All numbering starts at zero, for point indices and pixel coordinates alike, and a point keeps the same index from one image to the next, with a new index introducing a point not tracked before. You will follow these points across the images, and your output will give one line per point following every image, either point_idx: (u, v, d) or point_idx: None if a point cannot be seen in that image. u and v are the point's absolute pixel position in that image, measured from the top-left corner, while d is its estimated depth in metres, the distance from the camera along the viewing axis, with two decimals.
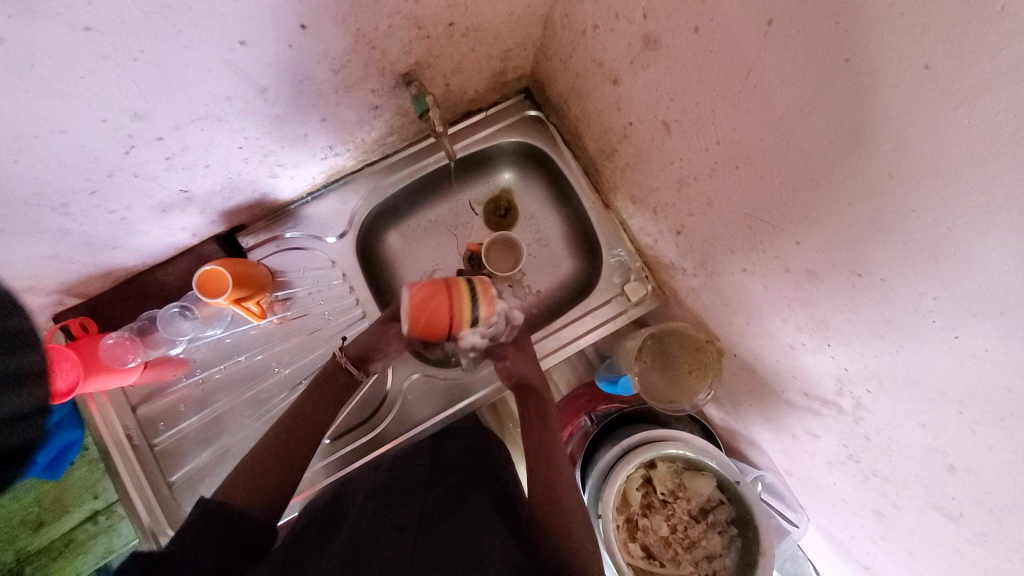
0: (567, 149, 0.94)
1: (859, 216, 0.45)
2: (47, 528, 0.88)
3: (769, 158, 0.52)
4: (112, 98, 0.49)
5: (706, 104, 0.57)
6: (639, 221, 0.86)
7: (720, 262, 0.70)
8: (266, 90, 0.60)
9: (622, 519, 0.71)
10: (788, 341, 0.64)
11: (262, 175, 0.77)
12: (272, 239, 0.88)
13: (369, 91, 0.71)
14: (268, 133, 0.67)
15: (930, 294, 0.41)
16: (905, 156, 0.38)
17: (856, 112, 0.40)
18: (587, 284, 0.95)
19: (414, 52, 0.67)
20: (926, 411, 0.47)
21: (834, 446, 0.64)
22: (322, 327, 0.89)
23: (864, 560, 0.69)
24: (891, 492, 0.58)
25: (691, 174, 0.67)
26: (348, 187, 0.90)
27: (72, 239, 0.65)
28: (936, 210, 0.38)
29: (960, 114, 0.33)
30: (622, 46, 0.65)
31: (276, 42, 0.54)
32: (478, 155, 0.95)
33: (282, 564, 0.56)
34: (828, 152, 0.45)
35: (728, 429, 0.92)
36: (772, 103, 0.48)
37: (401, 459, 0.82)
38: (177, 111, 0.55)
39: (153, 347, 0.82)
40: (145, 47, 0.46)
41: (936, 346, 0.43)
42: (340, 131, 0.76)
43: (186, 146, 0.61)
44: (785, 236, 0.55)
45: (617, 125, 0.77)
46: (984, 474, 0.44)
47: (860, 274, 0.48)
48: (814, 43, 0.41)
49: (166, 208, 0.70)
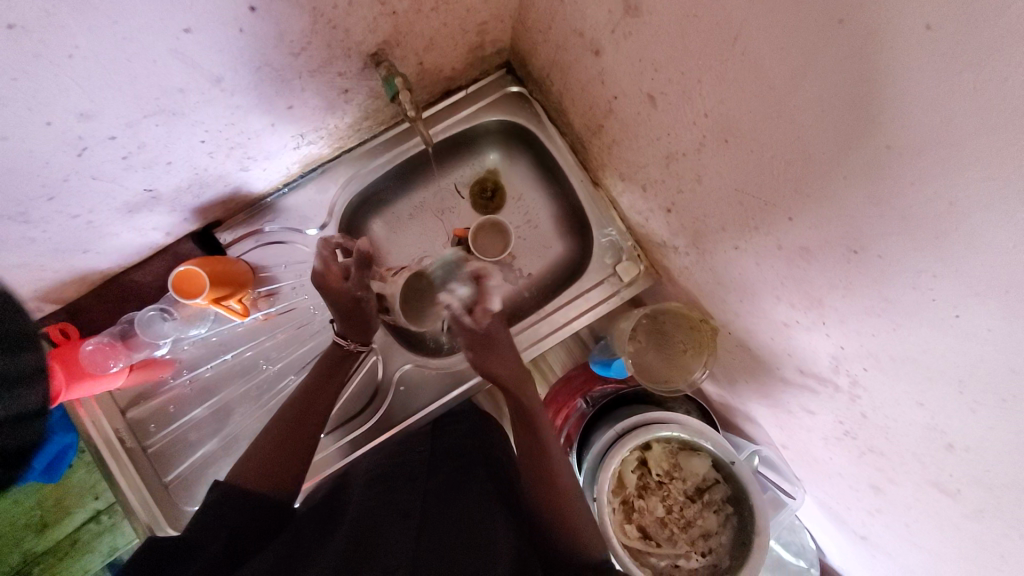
0: (552, 124, 0.90)
1: (855, 191, 0.42)
2: (52, 530, 0.89)
3: (759, 133, 0.49)
4: (52, 99, 0.46)
5: (692, 75, 0.53)
6: (629, 200, 0.83)
7: (712, 240, 0.68)
8: (222, 79, 0.56)
9: (617, 501, 0.70)
10: (783, 319, 0.62)
11: (232, 169, 0.74)
12: (251, 234, 0.85)
13: (336, 74, 0.67)
14: (232, 124, 0.64)
15: (929, 272, 0.39)
16: (904, 126, 0.35)
17: (854, 79, 0.37)
18: (578, 265, 0.92)
19: (380, 30, 0.63)
20: (923, 389, 0.46)
21: (830, 422, 0.62)
22: (311, 321, 0.88)
23: (861, 530, 0.68)
24: (887, 466, 0.56)
25: (680, 149, 0.63)
26: (326, 175, 0.87)
27: (38, 247, 0.63)
28: (937, 184, 0.35)
29: (964, 79, 0.30)
30: (602, 14, 0.61)
31: (224, 27, 0.50)
32: (460, 136, 0.91)
33: (284, 552, 0.56)
34: (821, 124, 0.42)
35: (724, 405, 0.91)
36: (763, 73, 0.44)
37: (399, 444, 0.81)
38: (126, 107, 0.52)
39: (137, 350, 0.80)
40: (79, 43, 0.43)
41: (936, 325, 0.41)
42: (311, 117, 0.73)
43: (143, 143, 0.58)
44: (778, 212, 0.53)
45: (602, 99, 0.73)
46: (984, 452, 0.42)
47: (856, 252, 0.45)
48: (807, 4, 0.37)
49: (133, 208, 0.68)
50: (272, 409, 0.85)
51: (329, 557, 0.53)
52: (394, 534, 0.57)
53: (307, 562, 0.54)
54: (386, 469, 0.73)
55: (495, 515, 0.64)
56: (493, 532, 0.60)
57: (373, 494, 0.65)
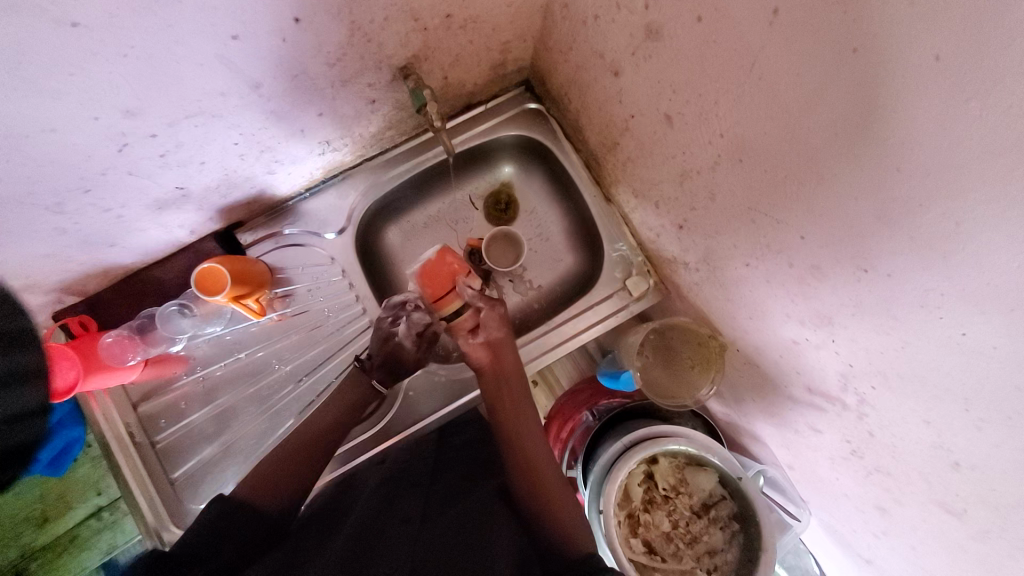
0: (567, 141, 0.93)
1: (866, 211, 0.43)
2: (52, 525, 0.90)
3: (774, 152, 0.51)
4: (101, 97, 0.49)
5: (709, 96, 0.56)
6: (641, 216, 0.85)
7: (723, 257, 0.70)
8: (260, 85, 0.59)
9: (622, 514, 0.70)
10: (791, 336, 0.63)
11: (258, 172, 0.76)
12: (271, 236, 0.87)
13: (366, 85, 0.70)
14: (263, 128, 0.67)
15: (937, 290, 0.40)
16: (912, 150, 0.37)
17: (865, 104, 0.39)
18: (589, 278, 0.94)
19: (411, 45, 0.66)
20: (931, 407, 0.46)
21: (836, 442, 0.63)
22: (323, 324, 0.89)
23: (866, 555, 0.68)
24: (894, 487, 0.56)
25: (693, 167, 0.66)
26: (346, 182, 0.90)
27: (68, 238, 0.65)
28: (945, 204, 0.36)
29: (971, 106, 0.32)
30: (623, 36, 0.64)
31: (268, 35, 0.53)
32: (478, 149, 0.94)
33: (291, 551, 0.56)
34: (833, 145, 0.44)
35: (730, 424, 0.92)
36: (777, 95, 0.47)
37: (406, 450, 0.81)
38: (169, 107, 0.55)
39: (153, 345, 0.81)
40: (135, 43, 0.45)
41: (943, 343, 0.42)
42: (337, 126, 0.76)
43: (180, 142, 0.61)
44: (789, 230, 0.54)
45: (619, 118, 0.76)
46: (989, 471, 0.43)
47: (866, 269, 0.46)
48: (821, 34, 0.40)
49: (163, 205, 0.70)
50: (280, 410, 0.86)
51: (337, 554, 0.54)
52: (402, 538, 0.57)
53: (314, 561, 0.54)
54: (394, 474, 0.73)
55: (502, 523, 0.64)
56: (500, 537, 0.60)
57: (379, 499, 0.65)
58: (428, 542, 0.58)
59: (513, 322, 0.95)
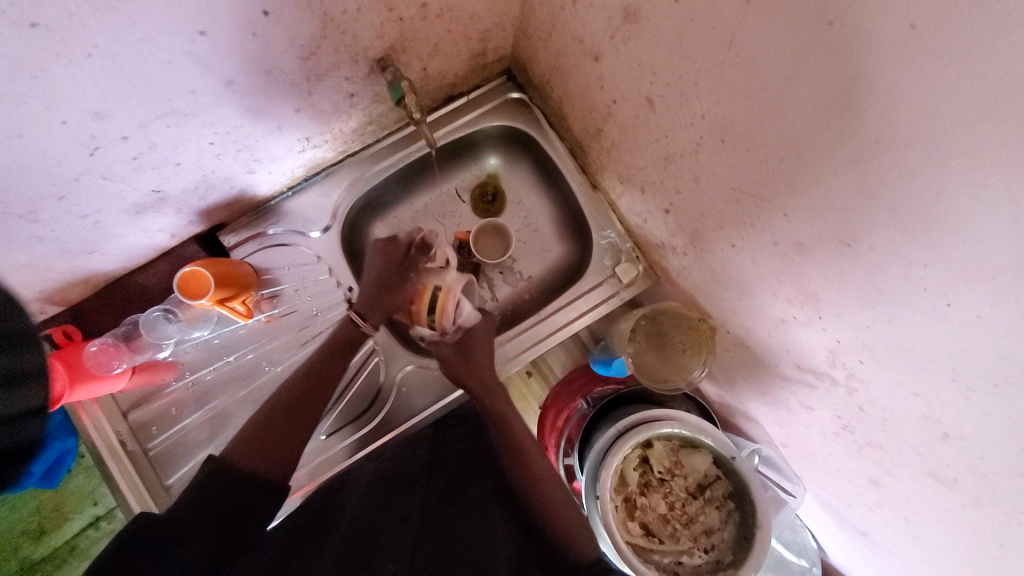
0: (551, 129, 0.92)
1: (848, 185, 0.44)
2: (49, 537, 0.89)
3: (755, 131, 0.51)
4: (68, 99, 0.47)
5: (689, 77, 0.55)
6: (627, 202, 0.85)
7: (710, 239, 0.70)
8: (233, 82, 0.58)
9: (620, 498, 0.71)
10: (780, 315, 0.63)
11: (238, 171, 0.75)
12: (255, 237, 0.86)
13: (344, 79, 0.69)
14: (240, 127, 0.65)
15: (920, 262, 0.40)
16: (891, 122, 0.37)
17: (842, 78, 0.39)
18: (578, 267, 0.94)
19: (387, 36, 0.65)
20: (918, 379, 0.47)
21: (828, 418, 0.63)
22: (313, 324, 0.88)
23: (861, 527, 0.69)
24: (886, 460, 0.57)
25: (677, 150, 0.65)
26: (330, 179, 0.88)
27: (45, 246, 0.64)
28: (925, 175, 0.36)
29: (947, 75, 0.32)
30: (601, 20, 0.63)
31: (238, 29, 0.52)
32: (462, 141, 0.93)
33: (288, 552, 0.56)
34: (813, 122, 0.44)
35: (724, 406, 0.92)
36: (757, 74, 0.47)
37: (401, 447, 0.81)
38: (140, 108, 0.53)
39: (140, 352, 0.80)
40: (99, 42, 0.44)
41: (928, 314, 0.42)
42: (316, 121, 0.74)
43: (154, 144, 0.59)
44: (774, 210, 0.54)
45: (601, 103, 0.75)
46: (977, 439, 0.43)
47: (850, 244, 0.47)
48: (797, 9, 0.39)
49: (141, 209, 0.68)
50: None
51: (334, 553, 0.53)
52: (399, 536, 0.57)
53: (312, 560, 0.54)
54: (389, 473, 0.72)
55: (500, 518, 0.63)
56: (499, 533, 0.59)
57: (375, 496, 0.65)
58: (425, 539, 0.57)
59: (504, 314, 0.95)
